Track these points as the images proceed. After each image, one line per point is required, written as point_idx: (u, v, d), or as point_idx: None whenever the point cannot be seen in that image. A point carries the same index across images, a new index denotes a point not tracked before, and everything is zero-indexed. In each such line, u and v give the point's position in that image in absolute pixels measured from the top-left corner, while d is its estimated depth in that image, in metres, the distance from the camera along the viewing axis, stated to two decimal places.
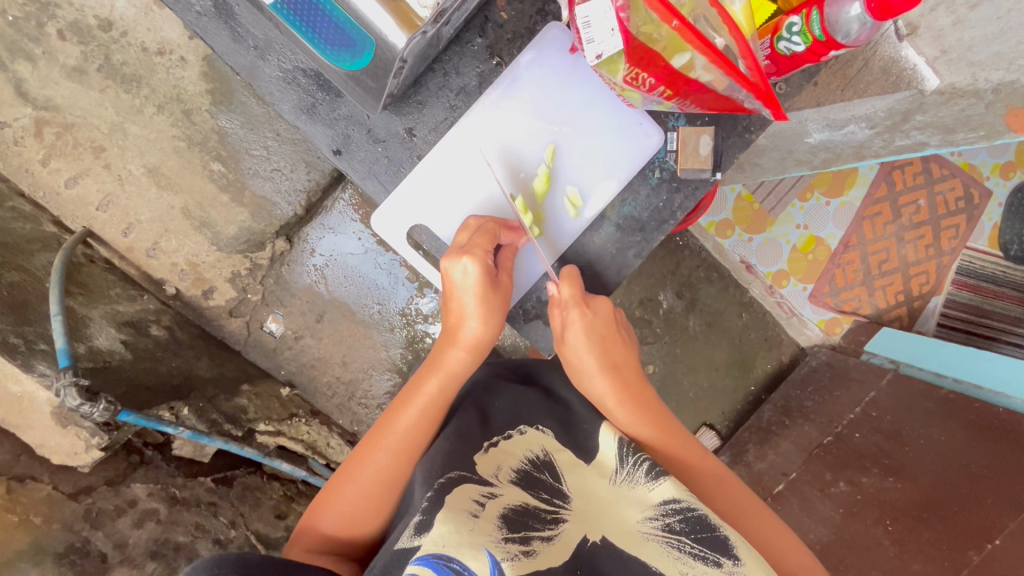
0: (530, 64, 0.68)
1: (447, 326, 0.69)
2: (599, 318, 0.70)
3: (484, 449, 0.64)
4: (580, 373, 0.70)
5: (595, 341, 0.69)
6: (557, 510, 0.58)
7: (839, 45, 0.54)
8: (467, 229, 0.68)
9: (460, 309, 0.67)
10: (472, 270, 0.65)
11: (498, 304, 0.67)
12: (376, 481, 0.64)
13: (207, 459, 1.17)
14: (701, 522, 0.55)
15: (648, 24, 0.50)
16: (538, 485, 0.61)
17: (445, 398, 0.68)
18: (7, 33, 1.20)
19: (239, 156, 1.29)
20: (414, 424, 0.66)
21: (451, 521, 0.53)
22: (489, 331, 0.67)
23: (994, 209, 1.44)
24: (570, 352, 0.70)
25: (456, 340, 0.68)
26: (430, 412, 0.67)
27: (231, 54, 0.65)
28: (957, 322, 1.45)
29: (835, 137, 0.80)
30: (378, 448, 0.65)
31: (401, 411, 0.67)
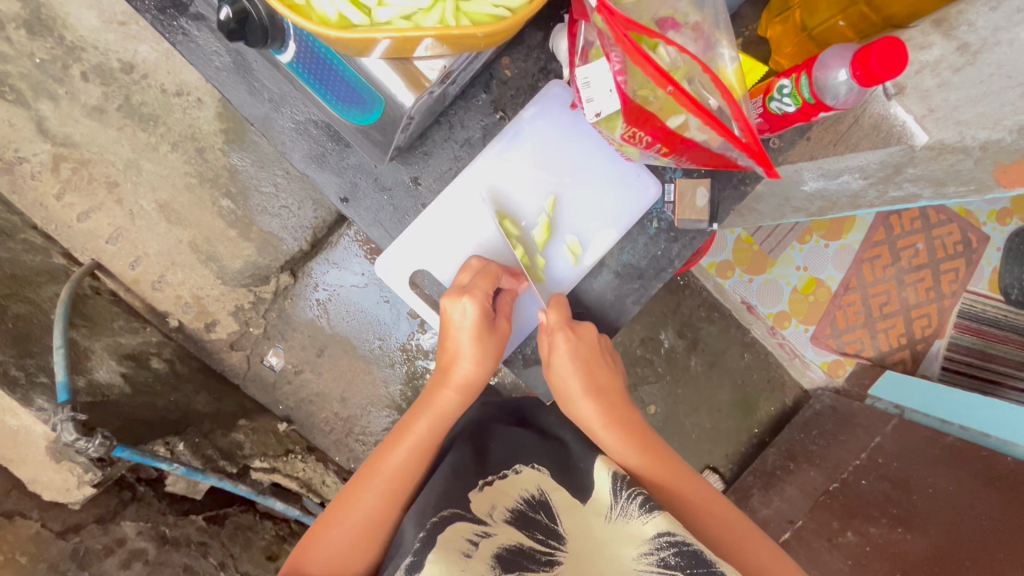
0: (533, 118, 0.70)
1: (441, 363, 0.69)
2: (584, 343, 0.69)
3: (478, 487, 0.64)
4: (567, 400, 0.69)
5: (580, 365, 0.68)
6: (552, 551, 0.57)
7: (829, 107, 0.54)
8: (467, 270, 0.69)
9: (455, 348, 0.67)
10: (470, 312, 0.66)
11: (493, 346, 0.67)
12: (365, 524, 0.62)
13: (199, 495, 1.15)
14: (695, 556, 0.52)
15: (644, 87, 0.52)
16: (533, 524, 0.59)
17: (437, 438, 0.67)
18: (33, 74, 1.25)
19: (248, 194, 1.32)
20: (404, 463, 0.65)
21: (441, 562, 0.53)
22: (483, 372, 0.68)
23: (992, 253, 1.45)
24: (555, 376, 0.69)
25: (448, 379, 0.67)
26: (421, 452, 0.66)
27: (247, 104, 0.68)
28: (960, 366, 1.44)
29: (831, 186, 0.81)
30: (368, 489, 0.64)
31: (389, 451, 0.66)
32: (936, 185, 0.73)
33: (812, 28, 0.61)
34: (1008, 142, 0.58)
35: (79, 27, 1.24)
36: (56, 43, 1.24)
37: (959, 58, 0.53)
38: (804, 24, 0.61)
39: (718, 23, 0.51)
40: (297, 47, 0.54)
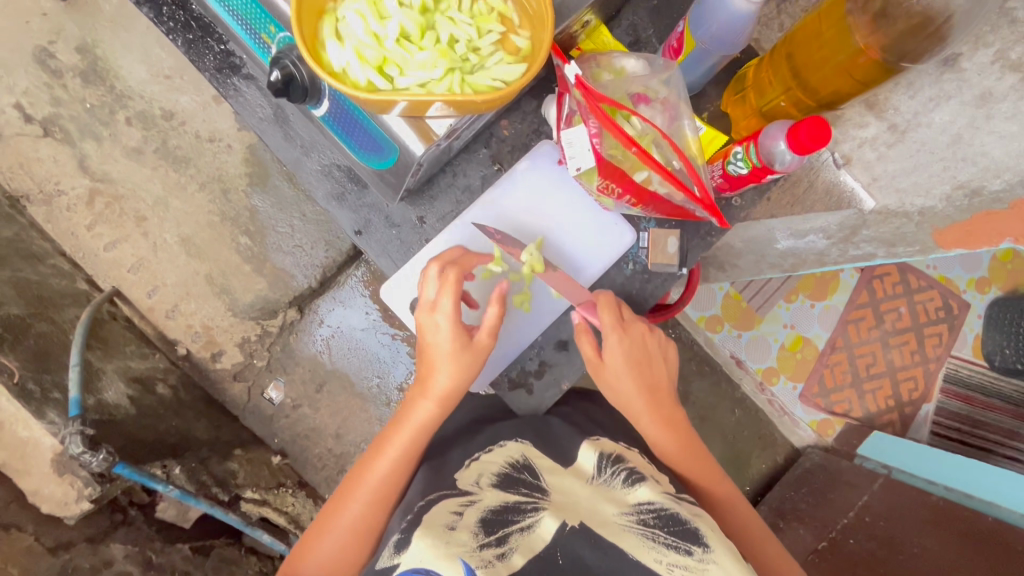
0: (527, 169, 0.77)
1: (419, 376, 0.72)
2: (629, 345, 0.73)
3: (466, 466, 0.71)
4: (616, 391, 0.76)
5: (633, 365, 0.74)
6: (536, 500, 0.64)
7: (775, 171, 0.60)
8: (428, 279, 0.69)
9: (433, 363, 0.70)
10: (445, 328, 0.68)
11: (471, 359, 0.70)
12: (352, 529, 0.70)
13: (187, 525, 1.21)
14: (672, 518, 0.62)
15: (615, 148, 0.60)
16: (518, 483, 0.67)
17: (418, 444, 0.72)
18: (82, 116, 1.37)
19: (265, 232, 1.41)
20: (387, 473, 0.71)
21: (429, 535, 0.57)
22: (461, 383, 0.71)
23: (973, 320, 1.49)
24: (609, 372, 0.74)
25: (427, 392, 0.71)
26: (403, 460, 0.72)
27: (282, 149, 0.77)
28: (945, 428, 1.47)
29: (799, 244, 0.90)
30: (354, 498, 0.71)
31: (374, 462, 0.72)
32: (886, 246, 0.79)
33: (761, 107, 0.67)
34: (940, 211, 0.64)
35: (129, 78, 1.38)
36: (107, 91, 1.37)
37: (890, 136, 0.61)
38: (754, 103, 0.68)
39: (682, 98, 0.62)
40: (331, 104, 0.64)
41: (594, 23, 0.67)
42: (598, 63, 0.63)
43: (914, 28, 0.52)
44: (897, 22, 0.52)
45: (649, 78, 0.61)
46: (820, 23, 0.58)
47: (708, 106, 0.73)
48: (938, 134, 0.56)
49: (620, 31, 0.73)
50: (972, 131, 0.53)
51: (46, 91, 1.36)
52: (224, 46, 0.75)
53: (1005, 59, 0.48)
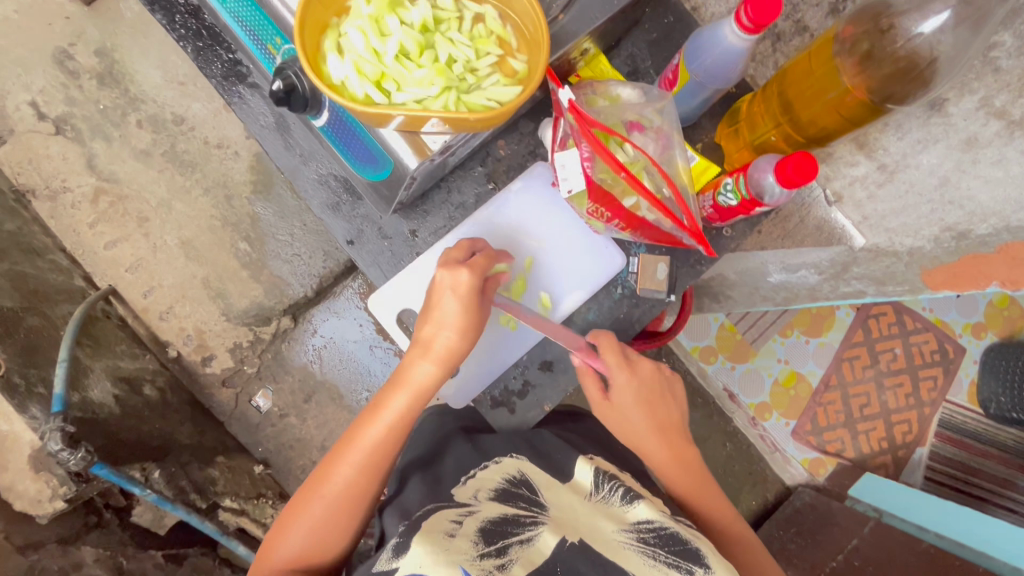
0: (520, 190, 0.77)
1: (419, 336, 0.69)
2: (636, 386, 0.74)
3: (461, 482, 0.68)
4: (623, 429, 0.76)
5: (642, 403, 0.75)
6: (535, 515, 0.62)
7: (764, 204, 0.61)
8: (461, 249, 0.72)
9: (439, 318, 0.68)
10: (467, 283, 0.67)
11: (479, 321, 0.69)
12: (341, 498, 0.68)
13: (162, 531, 1.19)
14: (672, 537, 0.60)
15: (605, 172, 0.61)
16: (516, 497, 0.65)
17: (416, 405, 0.69)
18: (95, 117, 1.40)
19: (265, 240, 1.42)
20: (378, 441, 0.68)
21: (426, 542, 0.56)
22: (465, 344, 0.69)
23: (969, 365, 1.47)
24: (617, 411, 0.75)
25: (428, 351, 0.68)
26: (396, 428, 0.69)
27: (281, 157, 0.78)
28: (939, 474, 1.45)
29: (791, 279, 0.90)
30: (344, 465, 0.68)
31: (367, 425, 0.69)
32: (877, 284, 0.79)
33: (753, 140, 0.68)
34: (928, 251, 0.65)
35: (144, 83, 1.41)
36: (121, 94, 1.40)
37: (879, 175, 0.62)
38: (746, 136, 0.69)
39: (675, 128, 0.63)
40: (330, 115, 0.65)
41: (594, 52, 0.69)
42: (594, 90, 0.64)
43: (899, 73, 0.53)
44: (883, 65, 0.53)
45: (644, 107, 0.63)
46: (811, 62, 0.59)
47: (702, 138, 0.75)
48: (927, 175, 0.57)
49: (619, 62, 0.74)
50: (958, 174, 0.55)
51: (62, 90, 1.39)
52: (233, 56, 0.77)
53: (990, 106, 0.50)
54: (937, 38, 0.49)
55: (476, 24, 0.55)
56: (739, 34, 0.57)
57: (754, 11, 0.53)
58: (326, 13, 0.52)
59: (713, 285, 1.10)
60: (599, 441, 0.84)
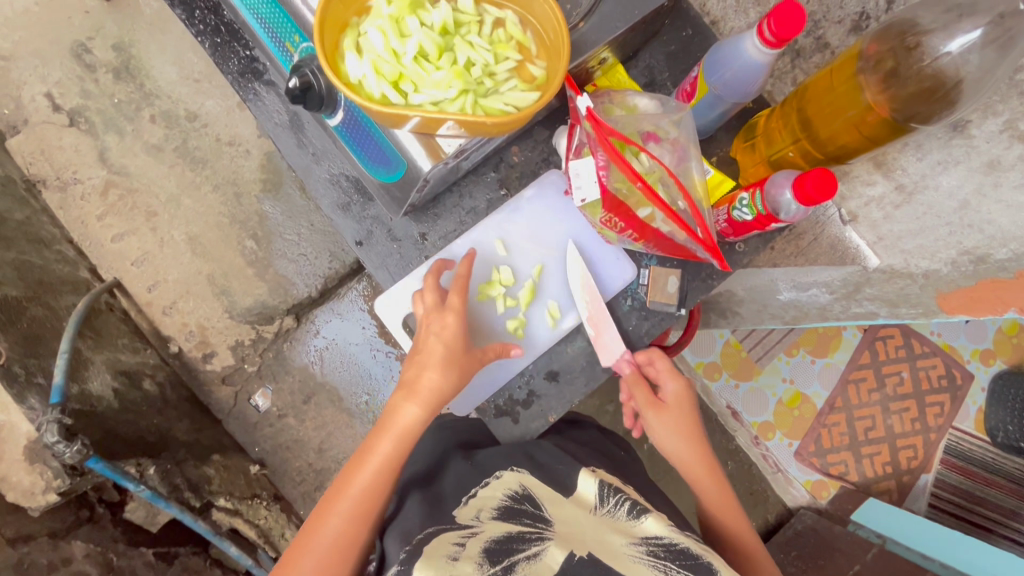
0: (532, 198, 0.77)
1: (405, 379, 0.69)
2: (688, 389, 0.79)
3: (463, 502, 0.67)
4: (668, 440, 0.77)
5: (692, 408, 0.79)
6: (540, 530, 0.61)
7: (780, 220, 0.60)
8: (432, 288, 0.71)
9: (424, 359, 0.68)
10: (450, 326, 0.69)
11: (463, 360, 0.69)
12: (332, 548, 0.65)
13: (154, 529, 1.18)
14: (682, 552, 0.59)
15: (621, 181, 0.60)
16: (520, 514, 0.63)
17: (403, 450, 0.69)
18: (109, 110, 1.41)
19: (272, 239, 1.42)
20: (368, 485, 0.67)
21: (430, 567, 0.55)
22: (452, 384, 0.68)
23: (977, 392, 1.43)
24: (670, 414, 0.77)
25: (413, 393, 0.68)
26: (385, 470, 0.68)
27: (293, 155, 0.78)
28: (944, 502, 1.43)
29: (801, 297, 0.89)
30: (333, 513, 0.67)
31: (355, 472, 0.68)
32: (889, 306, 0.78)
33: (770, 155, 0.68)
34: (944, 274, 0.64)
35: (159, 79, 1.41)
36: (136, 89, 1.41)
37: (896, 196, 0.62)
38: (763, 151, 0.69)
39: (692, 140, 0.63)
40: (345, 114, 0.65)
41: (612, 61, 0.70)
42: (611, 99, 0.64)
43: (925, 92, 0.52)
44: (908, 84, 0.53)
45: (661, 118, 0.63)
46: (832, 78, 0.58)
47: (717, 151, 0.75)
48: (945, 198, 0.57)
49: (636, 72, 0.75)
50: (979, 198, 0.54)
51: (78, 83, 1.40)
52: (250, 52, 0.77)
53: (1014, 129, 0.49)
54: (963, 57, 0.49)
55: (496, 28, 0.55)
56: (760, 48, 0.56)
57: (776, 24, 0.52)
58: (346, 13, 0.52)
59: (721, 300, 1.10)
60: (604, 453, 0.83)
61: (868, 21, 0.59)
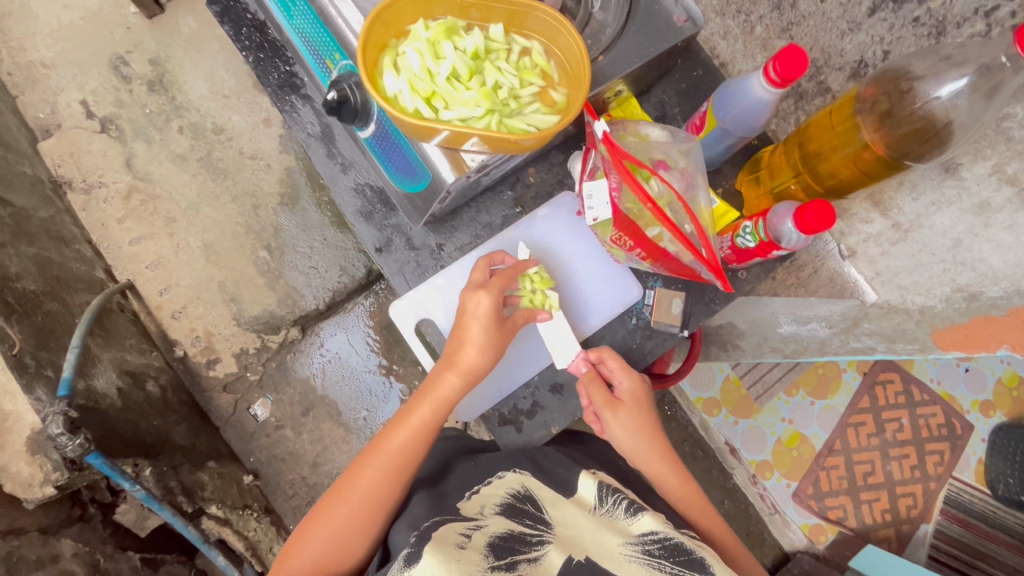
0: (546, 216, 0.80)
1: (447, 351, 0.72)
2: (644, 383, 0.76)
3: (466, 497, 0.68)
4: (626, 437, 0.76)
5: (645, 405, 0.76)
6: (541, 533, 0.63)
7: (781, 247, 0.63)
8: (481, 270, 0.73)
9: (465, 335, 0.71)
10: (487, 304, 0.70)
11: (501, 340, 0.71)
12: (365, 499, 0.68)
13: (143, 533, 1.16)
14: (677, 549, 0.61)
15: (632, 202, 0.63)
16: (521, 514, 0.65)
17: (438, 416, 0.72)
18: (139, 120, 1.47)
19: (285, 250, 1.45)
20: (404, 446, 0.70)
21: (437, 552, 0.56)
22: (489, 359, 0.71)
23: (977, 443, 1.42)
24: (624, 413, 0.74)
25: (454, 365, 0.71)
26: (422, 434, 0.71)
27: (323, 164, 0.82)
28: (946, 557, 1.41)
29: (801, 331, 0.91)
30: (370, 466, 0.69)
31: (393, 430, 0.71)
32: (887, 342, 0.78)
33: (773, 187, 0.72)
34: (939, 310, 0.66)
35: (191, 92, 1.48)
36: (168, 101, 1.47)
37: (893, 234, 0.65)
38: (767, 184, 0.73)
39: (699, 170, 0.67)
40: (376, 127, 0.69)
41: (626, 94, 0.74)
42: (624, 127, 0.68)
43: (917, 132, 0.56)
44: (901, 124, 0.56)
45: (671, 147, 0.67)
46: (831, 118, 0.63)
47: (723, 184, 0.78)
48: (939, 237, 0.60)
49: (648, 106, 0.79)
50: (971, 237, 0.57)
51: (113, 93, 1.47)
52: (290, 68, 0.82)
53: (1002, 173, 0.52)
54: (951, 102, 0.52)
55: (522, 56, 0.60)
56: (766, 86, 0.60)
57: (781, 66, 0.56)
58: (387, 35, 0.56)
59: (721, 332, 1.11)
60: (605, 465, 0.84)
61: (867, 68, 0.62)
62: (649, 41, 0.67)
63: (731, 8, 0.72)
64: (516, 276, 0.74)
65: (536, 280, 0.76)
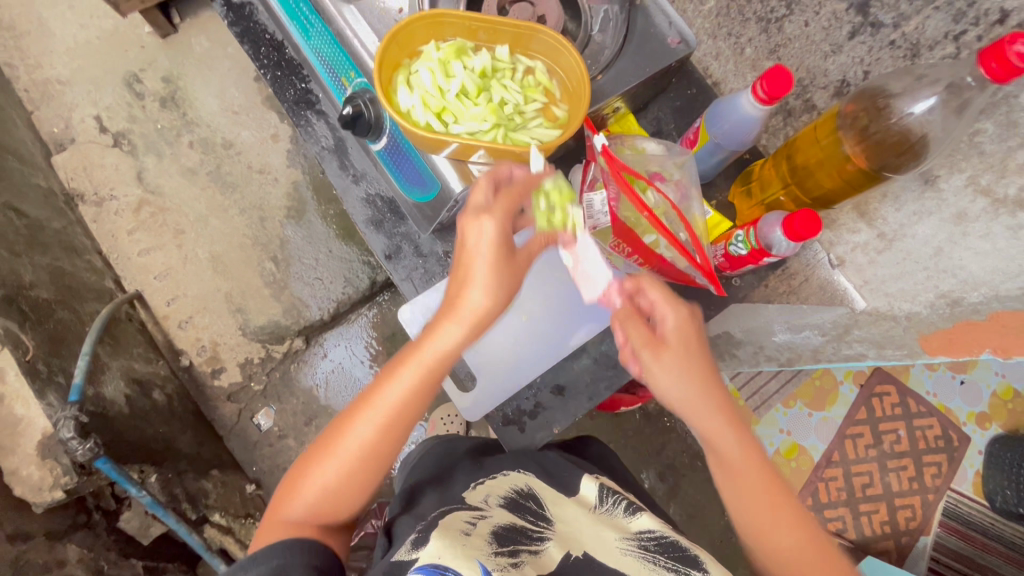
0: None
1: (448, 291, 0.61)
2: (693, 321, 0.63)
3: (472, 487, 0.70)
4: (672, 382, 0.62)
5: (695, 345, 0.62)
6: (541, 528, 0.64)
7: (770, 253, 0.66)
8: (484, 185, 0.59)
9: (467, 274, 0.59)
10: (492, 234, 0.58)
11: (511, 278, 0.60)
12: (360, 453, 0.63)
13: (145, 541, 1.17)
14: (672, 545, 0.63)
15: (630, 211, 0.67)
16: (524, 509, 0.66)
17: (437, 372, 0.62)
18: (151, 134, 1.51)
19: (291, 262, 1.48)
20: (400, 402, 0.62)
21: (444, 537, 0.57)
22: (496, 306, 0.60)
23: (974, 455, 1.43)
24: (666, 353, 0.61)
25: (455, 313, 0.60)
26: (421, 392, 0.62)
27: (336, 176, 0.85)
28: (945, 568, 1.42)
29: (796, 338, 0.95)
30: (362, 420, 0.63)
31: (387, 383, 0.63)
32: (877, 348, 0.83)
33: (764, 199, 0.76)
34: (924, 316, 0.69)
35: (202, 109, 1.52)
36: (179, 117, 1.52)
37: (879, 243, 0.68)
38: (759, 196, 0.77)
39: (693, 182, 0.70)
40: (388, 140, 0.73)
41: (624, 111, 0.78)
42: (622, 141, 0.71)
43: (894, 144, 0.59)
44: (879, 137, 0.60)
45: (666, 160, 0.70)
46: (817, 132, 0.67)
47: (716, 197, 0.82)
48: (921, 245, 0.63)
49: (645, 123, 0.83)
50: (950, 245, 0.60)
51: (126, 109, 1.51)
52: (305, 85, 0.85)
53: (976, 184, 0.55)
54: (925, 117, 0.56)
55: (527, 75, 0.63)
56: (755, 104, 0.64)
57: (768, 85, 0.60)
58: (401, 54, 0.60)
59: None
60: (606, 468, 0.86)
61: (849, 87, 0.66)
62: (645, 62, 0.71)
63: (722, 31, 0.76)
64: (529, 190, 0.61)
65: (553, 194, 0.61)
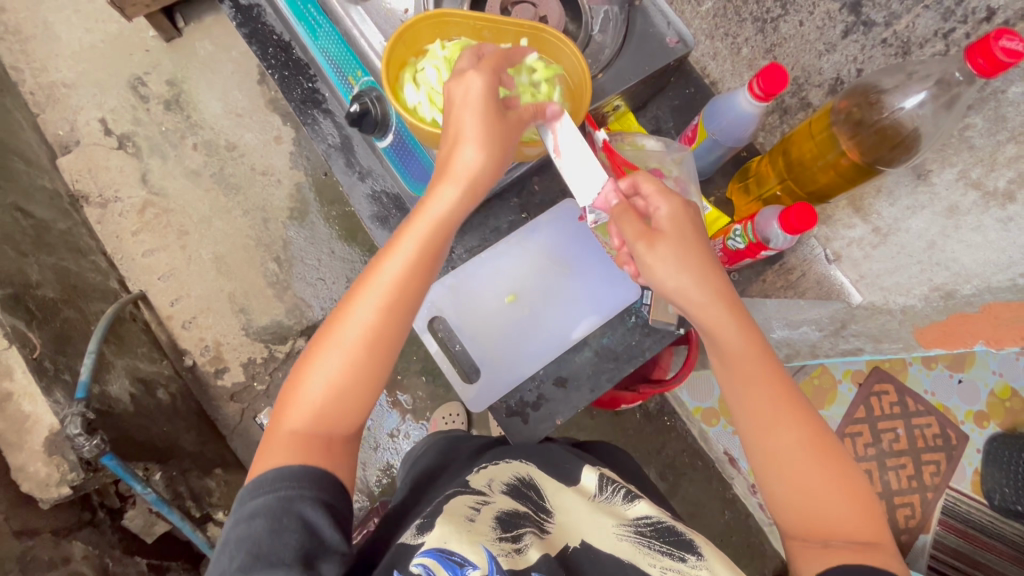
0: (549, 221, 0.86)
1: (439, 160, 0.58)
2: (688, 208, 0.59)
3: (475, 470, 0.72)
4: (669, 275, 0.58)
5: (690, 240, 0.59)
6: (541, 517, 0.65)
7: (768, 247, 0.68)
8: (464, 54, 0.57)
9: (456, 133, 0.56)
10: (477, 86, 0.54)
11: (505, 132, 0.56)
12: (358, 340, 0.59)
13: (150, 539, 1.18)
14: (669, 530, 0.65)
15: None
16: (525, 497, 0.67)
17: (436, 238, 0.59)
18: (155, 137, 1.53)
19: (293, 262, 1.49)
20: (393, 277, 0.58)
21: (449, 523, 0.58)
22: (491, 163, 0.57)
23: (972, 454, 1.43)
24: (662, 252, 0.58)
25: (448, 173, 0.57)
26: (416, 262, 0.59)
27: (342, 174, 0.87)
28: (944, 565, 1.43)
29: (794, 334, 0.97)
30: (354, 305, 0.59)
31: (378, 264, 0.60)
32: (873, 341, 0.86)
33: (761, 195, 0.78)
34: (919, 308, 0.72)
35: (205, 111, 1.54)
36: (183, 119, 1.53)
37: (874, 238, 0.70)
38: (756, 191, 0.79)
39: (691, 178, 0.72)
40: (394, 137, 0.74)
41: (624, 109, 0.80)
42: (621, 138, 0.73)
43: (888, 139, 0.60)
44: (872, 132, 0.61)
45: (665, 156, 0.72)
46: (812, 128, 0.68)
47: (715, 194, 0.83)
48: (915, 239, 0.65)
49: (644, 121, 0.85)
50: (943, 238, 0.62)
51: (131, 111, 1.53)
52: (312, 84, 0.87)
53: (967, 177, 0.57)
54: (915, 112, 0.57)
55: None
56: (751, 101, 0.65)
57: (764, 81, 0.61)
58: (407, 53, 0.62)
59: None
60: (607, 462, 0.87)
61: (843, 85, 0.67)
62: (644, 61, 0.73)
63: (719, 31, 0.78)
64: (508, 56, 0.59)
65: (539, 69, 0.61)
